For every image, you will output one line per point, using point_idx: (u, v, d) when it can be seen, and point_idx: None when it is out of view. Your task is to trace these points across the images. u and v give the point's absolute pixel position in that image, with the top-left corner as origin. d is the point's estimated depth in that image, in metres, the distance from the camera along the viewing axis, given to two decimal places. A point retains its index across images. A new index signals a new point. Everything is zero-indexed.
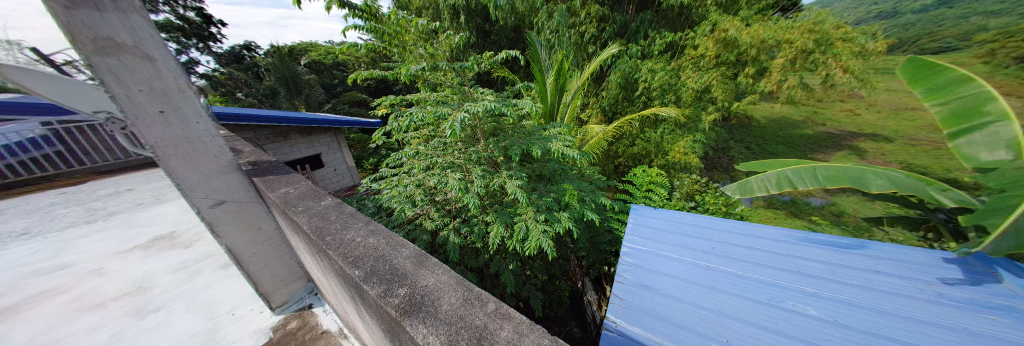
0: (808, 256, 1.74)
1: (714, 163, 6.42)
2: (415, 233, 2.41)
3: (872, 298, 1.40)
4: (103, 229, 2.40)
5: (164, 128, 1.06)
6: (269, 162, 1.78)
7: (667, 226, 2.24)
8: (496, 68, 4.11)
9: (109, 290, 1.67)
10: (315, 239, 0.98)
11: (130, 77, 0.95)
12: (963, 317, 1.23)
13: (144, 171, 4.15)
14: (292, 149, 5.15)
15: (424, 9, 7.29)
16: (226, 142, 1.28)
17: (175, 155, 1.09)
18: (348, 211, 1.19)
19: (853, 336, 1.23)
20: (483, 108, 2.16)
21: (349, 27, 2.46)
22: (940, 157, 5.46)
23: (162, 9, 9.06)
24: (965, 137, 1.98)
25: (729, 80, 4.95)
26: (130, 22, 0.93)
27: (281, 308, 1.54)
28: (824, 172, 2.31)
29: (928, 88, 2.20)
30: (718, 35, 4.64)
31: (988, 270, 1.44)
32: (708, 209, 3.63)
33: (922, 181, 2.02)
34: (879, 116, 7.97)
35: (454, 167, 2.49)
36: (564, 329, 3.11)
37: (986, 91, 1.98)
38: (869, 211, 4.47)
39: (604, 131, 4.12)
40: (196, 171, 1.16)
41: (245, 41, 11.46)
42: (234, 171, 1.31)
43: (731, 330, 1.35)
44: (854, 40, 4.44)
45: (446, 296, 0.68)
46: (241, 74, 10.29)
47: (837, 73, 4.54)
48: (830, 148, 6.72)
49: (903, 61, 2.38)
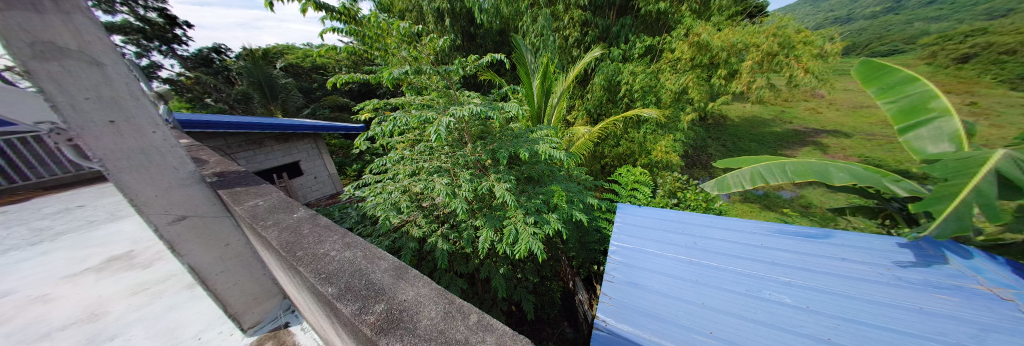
0: (781, 247, 1.82)
1: (694, 161, 6.70)
2: (401, 241, 2.28)
3: (839, 283, 1.49)
4: (50, 251, 2.15)
5: (115, 138, 0.96)
6: (237, 173, 1.67)
7: (650, 223, 2.30)
8: (482, 71, 4.11)
9: (55, 318, 1.49)
10: (284, 255, 0.92)
11: (73, 84, 0.86)
12: (919, 298, 1.34)
13: (98, 185, 3.78)
14: (267, 157, 4.88)
15: (407, 12, 7.14)
16: (187, 152, 1.18)
17: (128, 167, 0.99)
18: (323, 223, 1.13)
19: (824, 321, 1.31)
20: (469, 112, 2.10)
21: (326, 30, 2.38)
22: (892, 151, 5.98)
23: (118, 9, 8.37)
24: (913, 132, 2.16)
25: (704, 81, 5.24)
26: (74, 24, 0.85)
27: (254, 329, 1.42)
28: (792, 167, 2.47)
29: (880, 87, 2.40)
30: (693, 39, 4.92)
31: (937, 253, 1.58)
32: (689, 205, 3.81)
33: (879, 173, 2.18)
34: (837, 114, 8.67)
35: (441, 172, 2.43)
36: (557, 331, 3.09)
37: (929, 90, 2.19)
38: (834, 202, 4.80)
39: (590, 132, 4.22)
40: (153, 185, 1.06)
41: (214, 43, 10.64)
42: (198, 184, 1.21)
43: (714, 322, 1.39)
44: (813, 43, 4.76)
45: (425, 310, 0.66)
46: (210, 79, 9.66)
47: (799, 74, 4.83)
48: (798, 144, 7.19)
49: (857, 64, 2.59)
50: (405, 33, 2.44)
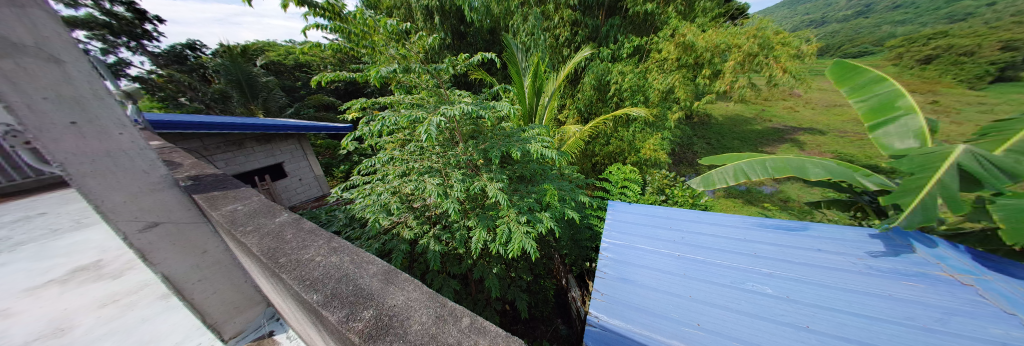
0: (763, 240, 1.89)
1: (681, 158, 6.89)
2: (391, 244, 2.23)
3: (816, 273, 1.56)
4: (7, 263, 1.99)
5: (77, 141, 0.89)
6: (214, 176, 1.59)
7: (640, 219, 2.34)
8: (472, 69, 4.06)
9: (12, 336, 1.37)
10: (266, 262, 0.88)
11: (29, 82, 0.79)
12: (889, 286, 1.42)
13: (60, 191, 3.51)
14: (248, 159, 4.67)
15: (395, 9, 6.99)
16: (158, 155, 1.11)
17: (93, 172, 0.92)
18: (307, 227, 1.09)
19: (802, 309, 1.37)
20: (460, 111, 2.07)
21: (310, 27, 2.29)
22: (863, 147, 6.33)
23: (80, 2, 7.79)
24: (882, 129, 2.28)
25: (690, 81, 5.40)
26: (30, 17, 0.79)
27: (236, 339, 1.35)
28: (773, 163, 2.56)
29: (852, 87, 2.53)
30: (679, 40, 5.04)
31: (905, 243, 1.68)
32: (676, 201, 3.92)
33: (851, 168, 2.30)
34: (813, 112, 9.10)
35: (432, 172, 2.39)
36: (551, 328, 3.11)
37: (895, 89, 2.33)
38: (810, 196, 5.05)
39: (580, 131, 4.26)
40: (120, 190, 0.99)
41: (188, 39, 10.06)
42: (170, 188, 1.14)
43: (701, 314, 1.43)
44: (790, 44, 4.97)
45: (416, 315, 0.64)
46: (184, 77, 9.14)
47: (778, 74, 5.03)
48: (777, 141, 7.50)
49: (831, 64, 2.73)
50: (392, 30, 2.37)
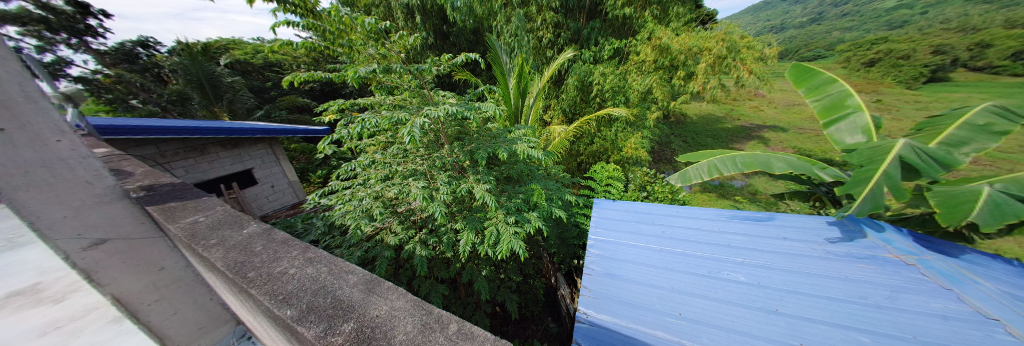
0: (736, 231, 2.00)
1: (659, 156, 7.18)
2: (375, 250, 2.14)
3: (782, 260, 1.68)
4: None
5: (7, 150, 0.78)
6: (171, 185, 1.44)
7: (623, 216, 2.40)
8: (456, 70, 4.01)
9: None
10: (233, 277, 0.81)
11: None
12: (845, 268, 1.55)
13: None
14: (212, 166, 4.31)
15: (373, 7, 6.75)
16: (105, 164, 1.00)
17: (27, 184, 0.81)
18: (280, 238, 1.02)
19: (772, 294, 1.46)
20: (445, 112, 2.02)
21: (279, 24, 2.14)
22: (819, 143, 6.93)
23: None
24: (835, 126, 2.49)
25: (666, 82, 5.67)
26: None
27: None
28: (742, 159, 2.73)
29: (809, 87, 2.76)
30: (655, 43, 5.28)
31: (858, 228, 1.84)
32: (657, 197, 4.08)
33: (810, 162, 2.49)
34: (775, 111, 9.83)
35: (416, 175, 2.33)
36: (541, 327, 3.12)
37: (845, 90, 2.56)
38: (775, 188, 5.44)
39: (565, 131, 4.31)
40: (62, 205, 0.88)
41: (139, 36, 9.13)
42: (120, 200, 1.02)
43: (683, 304, 1.49)
44: (754, 47, 5.34)
45: (400, 324, 0.61)
46: (135, 77, 8.28)
47: (744, 75, 5.38)
48: (746, 139, 8.01)
49: (790, 67, 2.97)
50: (371, 29, 2.28)
